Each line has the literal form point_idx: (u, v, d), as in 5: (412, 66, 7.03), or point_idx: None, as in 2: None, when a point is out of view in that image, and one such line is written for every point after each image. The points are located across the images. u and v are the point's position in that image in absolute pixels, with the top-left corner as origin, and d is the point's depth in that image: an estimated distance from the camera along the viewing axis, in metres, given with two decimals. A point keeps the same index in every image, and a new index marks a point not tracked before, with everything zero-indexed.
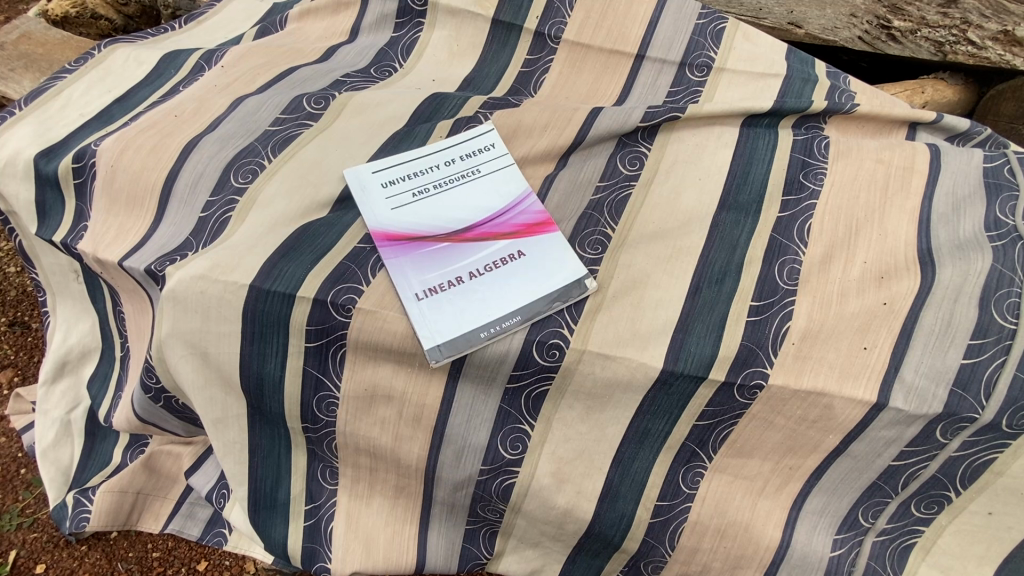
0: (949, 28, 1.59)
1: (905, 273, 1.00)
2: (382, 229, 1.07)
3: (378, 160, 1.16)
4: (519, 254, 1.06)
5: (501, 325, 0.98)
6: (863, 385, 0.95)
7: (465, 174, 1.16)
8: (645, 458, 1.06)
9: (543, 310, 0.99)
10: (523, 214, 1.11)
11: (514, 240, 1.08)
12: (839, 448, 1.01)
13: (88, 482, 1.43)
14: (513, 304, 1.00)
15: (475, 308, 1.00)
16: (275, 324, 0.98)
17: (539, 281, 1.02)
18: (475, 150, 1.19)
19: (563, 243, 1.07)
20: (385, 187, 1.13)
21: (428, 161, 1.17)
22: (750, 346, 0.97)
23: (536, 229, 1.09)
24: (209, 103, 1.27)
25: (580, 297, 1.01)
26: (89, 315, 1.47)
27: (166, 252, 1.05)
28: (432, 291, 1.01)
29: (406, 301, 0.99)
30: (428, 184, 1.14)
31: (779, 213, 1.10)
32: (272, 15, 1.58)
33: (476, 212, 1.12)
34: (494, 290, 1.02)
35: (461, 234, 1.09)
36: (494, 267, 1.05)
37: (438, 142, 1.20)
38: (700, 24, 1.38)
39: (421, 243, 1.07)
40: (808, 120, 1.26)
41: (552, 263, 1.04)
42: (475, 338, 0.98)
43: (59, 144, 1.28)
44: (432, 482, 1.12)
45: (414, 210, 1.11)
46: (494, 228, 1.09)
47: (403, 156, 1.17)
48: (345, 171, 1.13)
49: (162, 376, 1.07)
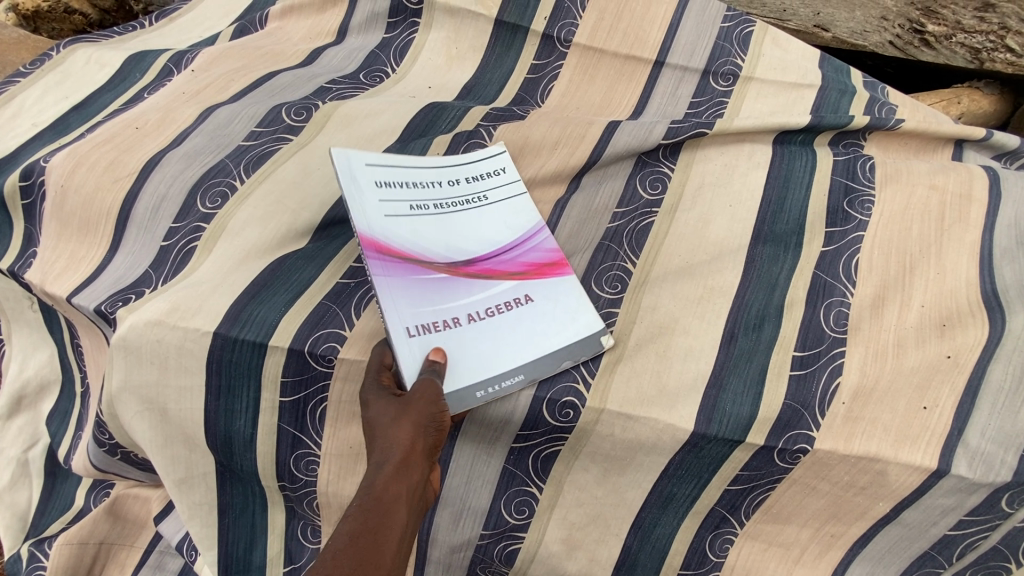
0: (986, 33, 1.49)
1: (969, 320, 0.88)
2: (370, 238, 0.86)
3: (372, 155, 0.97)
4: (528, 299, 0.90)
5: (502, 382, 0.84)
6: (921, 450, 0.83)
7: (469, 196, 1.00)
8: (668, 524, 0.93)
9: (551, 368, 0.86)
10: (534, 252, 0.96)
11: (524, 280, 0.92)
12: (889, 516, 0.89)
13: (45, 531, 1.29)
14: (518, 358, 0.85)
15: (474, 358, 0.83)
16: (244, 376, 0.85)
17: (550, 333, 0.87)
18: (484, 172, 1.03)
19: (580, 290, 0.92)
20: (378, 189, 0.93)
21: (430, 173, 1.00)
22: (793, 406, 0.84)
23: (548, 271, 0.93)
24: (176, 114, 1.12)
25: (593, 358, 0.87)
26: (47, 345, 1.33)
27: (121, 290, 0.92)
28: (425, 329, 0.83)
29: (395, 337, 0.79)
30: (427, 199, 0.97)
31: (822, 247, 0.96)
32: (251, 12, 1.44)
33: (479, 242, 0.95)
34: (497, 339, 0.86)
35: (462, 267, 0.91)
36: (499, 310, 0.88)
37: (442, 156, 1.04)
38: (725, 28, 1.24)
39: (416, 267, 0.88)
40: (846, 137, 1.13)
41: (564, 313, 0.89)
42: (471, 395, 0.82)
43: (7, 159, 1.13)
44: (424, 543, 1.00)
45: (409, 225, 0.92)
46: (501, 265, 0.93)
47: (402, 159, 0.99)
48: (329, 152, 0.93)
49: (115, 432, 0.93)
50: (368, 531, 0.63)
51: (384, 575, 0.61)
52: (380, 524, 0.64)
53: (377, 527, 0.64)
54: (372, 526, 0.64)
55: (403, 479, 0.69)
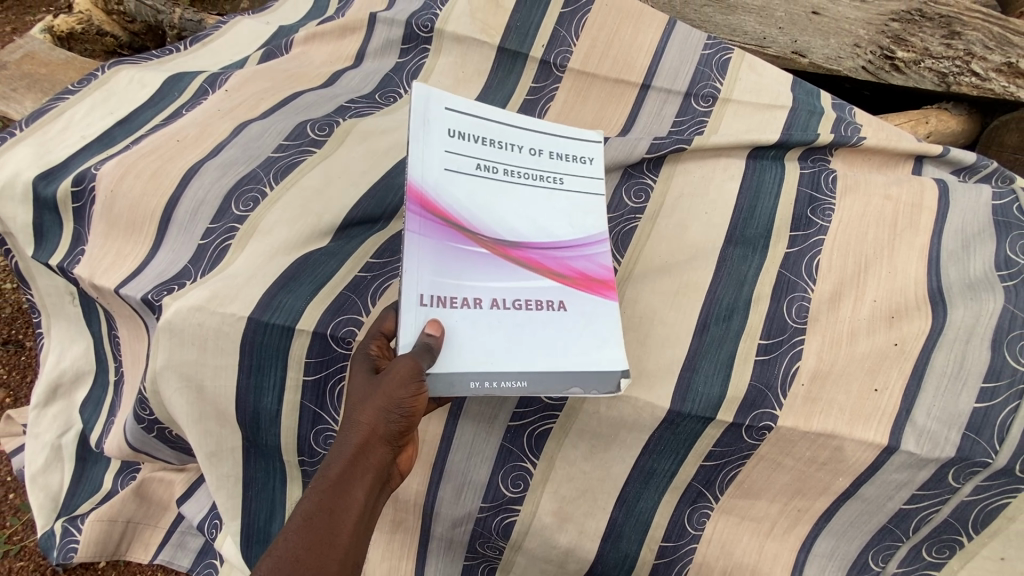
0: (952, 59, 1.61)
1: (915, 313, 0.99)
2: (421, 188, 0.84)
3: (459, 101, 0.93)
4: (562, 306, 0.86)
5: (499, 382, 0.79)
6: (873, 428, 0.93)
7: (543, 175, 0.96)
8: (650, 498, 1.03)
9: (556, 387, 0.81)
10: (586, 260, 0.92)
11: (565, 285, 0.88)
12: (848, 490, 0.98)
13: (77, 510, 1.40)
14: (527, 365, 0.80)
15: (484, 348, 0.79)
16: (273, 357, 0.97)
17: (569, 350, 0.83)
18: (570, 155, 1.00)
19: (615, 318, 0.88)
20: (450, 138, 0.89)
21: (510, 139, 0.96)
22: (758, 387, 0.96)
23: (590, 285, 0.90)
24: (212, 128, 1.26)
25: (604, 393, 0.83)
26: (84, 338, 1.43)
27: (165, 281, 1.04)
28: (441, 301, 0.80)
29: (404, 303, 0.77)
30: (497, 165, 0.93)
31: (787, 248, 1.08)
32: (277, 39, 1.59)
33: (532, 226, 0.91)
34: (510, 338, 0.81)
35: (507, 248, 0.88)
36: (527, 307, 0.84)
37: (537, 121, 1.00)
38: (705, 55, 1.37)
39: (460, 233, 0.85)
40: (813, 153, 1.25)
41: (591, 335, 0.85)
42: (464, 384, 0.78)
43: (59, 166, 1.26)
44: (429, 517, 1.10)
45: (469, 184, 0.88)
46: (547, 259, 0.89)
47: (489, 115, 0.95)
48: (414, 84, 0.89)
49: (156, 407, 1.04)
50: (322, 513, 0.69)
51: (337, 556, 0.68)
52: (335, 506, 0.70)
53: (332, 509, 0.70)
54: (327, 508, 0.70)
55: (361, 462, 0.74)
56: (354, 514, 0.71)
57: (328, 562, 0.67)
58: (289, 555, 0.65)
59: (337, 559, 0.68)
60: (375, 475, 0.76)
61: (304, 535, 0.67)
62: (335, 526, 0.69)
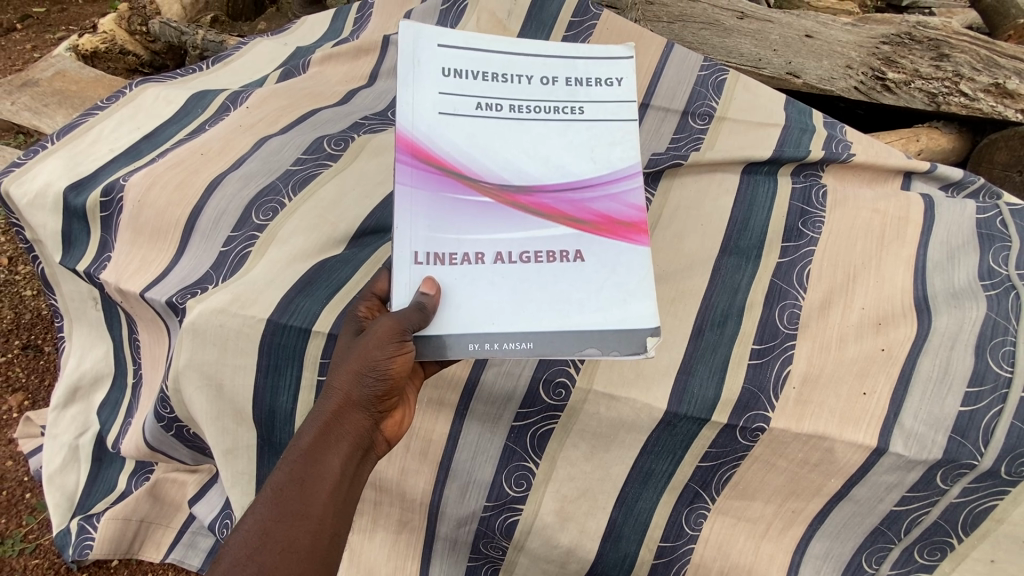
0: (942, 80, 1.67)
1: (901, 320, 1.04)
2: (412, 136, 0.78)
3: (453, 34, 0.84)
4: (579, 257, 0.76)
5: (501, 344, 0.72)
6: (863, 430, 0.96)
7: (558, 106, 0.83)
8: (648, 498, 1.07)
9: (568, 350, 0.72)
10: (610, 201, 0.79)
11: (583, 231, 0.78)
12: (840, 492, 1.01)
13: (92, 509, 1.43)
14: (533, 324, 0.72)
15: (484, 307, 0.73)
16: (290, 357, 1.02)
17: (585, 308, 0.73)
18: (591, 79, 0.85)
19: (644, 267, 0.76)
20: (442, 76, 0.81)
21: (516, 68, 0.84)
22: (751, 389, 1.01)
23: (616, 230, 0.78)
24: (235, 142, 1.33)
25: (629, 354, 0.73)
26: (104, 342, 1.49)
27: (188, 286, 1.10)
28: (437, 257, 0.75)
29: (397, 262, 0.73)
30: (501, 100, 0.82)
31: (779, 258, 1.14)
32: (295, 59, 1.68)
33: (543, 166, 0.80)
34: (516, 296, 0.74)
35: (514, 194, 0.78)
36: (537, 260, 0.76)
37: (548, 44, 0.86)
38: (702, 76, 1.44)
39: (460, 182, 0.78)
40: (806, 168, 1.31)
41: (612, 289, 0.74)
42: (461, 346, 0.72)
43: (88, 177, 1.33)
44: (435, 517, 1.14)
45: (467, 126, 0.80)
46: (561, 204, 0.79)
47: (489, 45, 0.85)
48: (400, 22, 0.82)
49: (177, 405, 1.10)
50: (293, 484, 0.72)
51: (309, 526, 0.71)
52: (306, 477, 0.73)
53: (303, 480, 0.73)
54: (299, 478, 0.73)
55: (338, 429, 0.76)
56: (329, 483, 0.74)
57: (298, 532, 0.70)
58: (260, 527, 0.70)
59: (309, 529, 0.71)
60: (352, 442, 0.77)
61: (275, 507, 0.71)
62: (306, 496, 0.72)
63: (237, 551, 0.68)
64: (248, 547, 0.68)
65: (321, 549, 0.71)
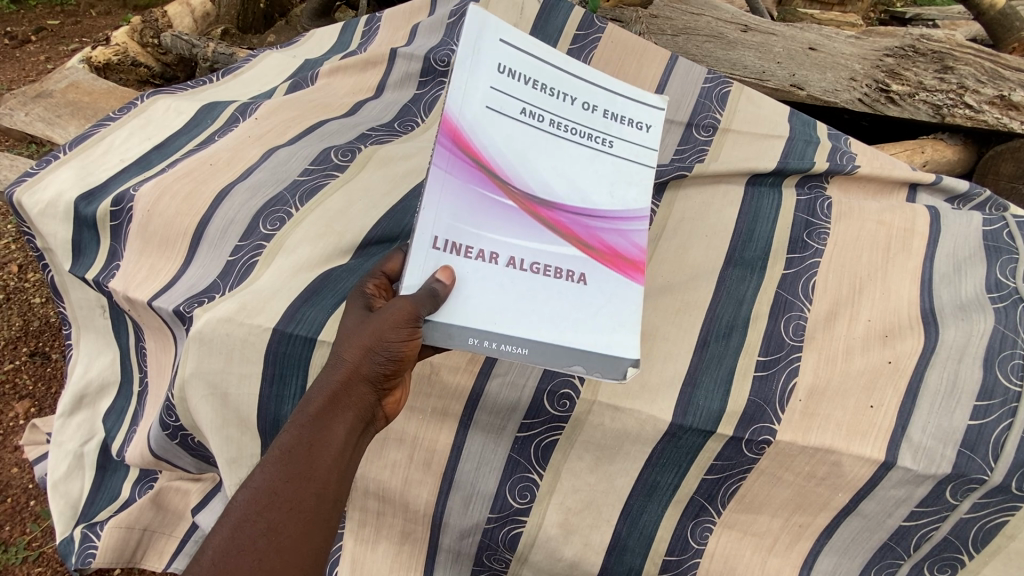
0: (946, 92, 1.66)
1: (909, 331, 1.03)
2: (456, 123, 0.75)
3: (518, 35, 0.81)
4: (583, 280, 0.77)
5: (499, 344, 0.72)
6: (870, 443, 0.95)
7: (592, 134, 0.84)
8: (653, 510, 1.06)
9: (557, 363, 0.74)
10: (619, 236, 0.81)
11: (590, 257, 0.79)
12: (849, 506, 0.99)
13: (95, 517, 1.42)
14: (533, 332, 0.73)
15: (489, 304, 0.73)
16: (296, 366, 1.03)
17: (580, 327, 0.75)
18: (627, 116, 0.86)
19: (637, 304, 0.78)
20: (497, 73, 0.78)
21: (564, 86, 0.83)
22: (757, 402, 1.00)
23: (617, 265, 0.80)
24: (243, 153, 1.35)
25: (607, 377, 0.75)
26: (111, 349, 1.50)
27: (194, 295, 1.11)
28: (454, 247, 0.74)
29: (416, 244, 0.72)
30: (544, 113, 0.81)
31: (784, 269, 1.14)
32: (304, 71, 1.70)
33: (567, 186, 0.80)
34: (520, 303, 0.74)
35: (535, 205, 0.78)
36: (545, 272, 0.76)
37: (596, 71, 0.86)
38: (706, 88, 1.44)
39: (491, 183, 0.77)
40: (810, 180, 1.30)
41: (606, 316, 0.76)
42: (461, 338, 0.72)
43: (99, 187, 1.35)
44: (438, 528, 1.13)
45: (506, 127, 0.78)
46: (576, 225, 0.79)
47: (546, 55, 0.83)
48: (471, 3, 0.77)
49: (181, 414, 1.10)
50: (301, 447, 0.72)
51: (314, 490, 0.71)
52: (314, 442, 0.73)
53: (311, 445, 0.72)
54: (306, 442, 0.72)
55: (345, 400, 0.76)
56: (333, 452, 0.73)
57: (306, 493, 0.70)
58: (268, 486, 0.70)
59: (314, 493, 0.71)
60: (357, 414, 0.77)
61: (283, 468, 0.71)
62: (313, 463, 0.72)
63: (244, 509, 0.68)
64: (257, 506, 0.68)
65: (326, 512, 0.71)
